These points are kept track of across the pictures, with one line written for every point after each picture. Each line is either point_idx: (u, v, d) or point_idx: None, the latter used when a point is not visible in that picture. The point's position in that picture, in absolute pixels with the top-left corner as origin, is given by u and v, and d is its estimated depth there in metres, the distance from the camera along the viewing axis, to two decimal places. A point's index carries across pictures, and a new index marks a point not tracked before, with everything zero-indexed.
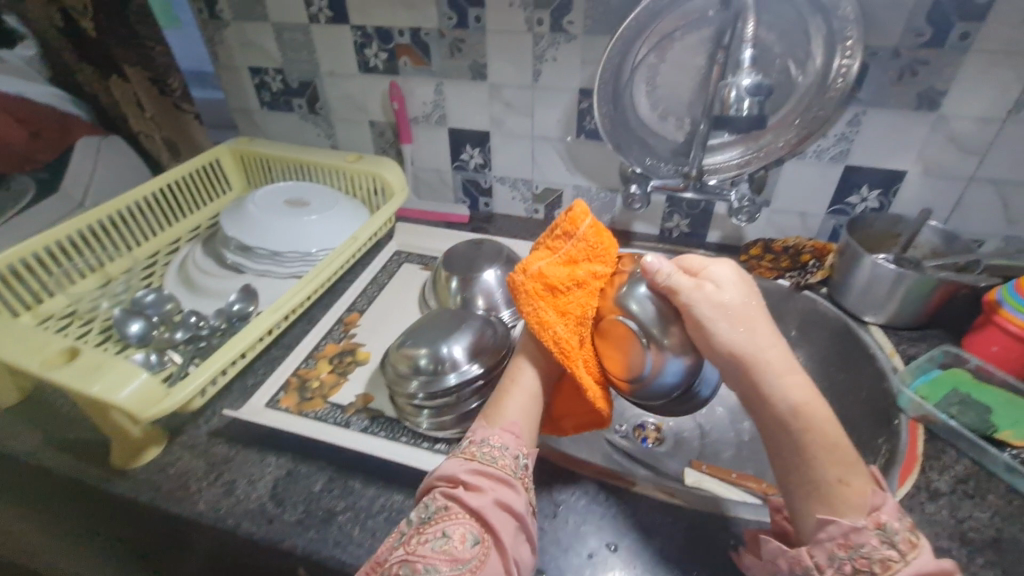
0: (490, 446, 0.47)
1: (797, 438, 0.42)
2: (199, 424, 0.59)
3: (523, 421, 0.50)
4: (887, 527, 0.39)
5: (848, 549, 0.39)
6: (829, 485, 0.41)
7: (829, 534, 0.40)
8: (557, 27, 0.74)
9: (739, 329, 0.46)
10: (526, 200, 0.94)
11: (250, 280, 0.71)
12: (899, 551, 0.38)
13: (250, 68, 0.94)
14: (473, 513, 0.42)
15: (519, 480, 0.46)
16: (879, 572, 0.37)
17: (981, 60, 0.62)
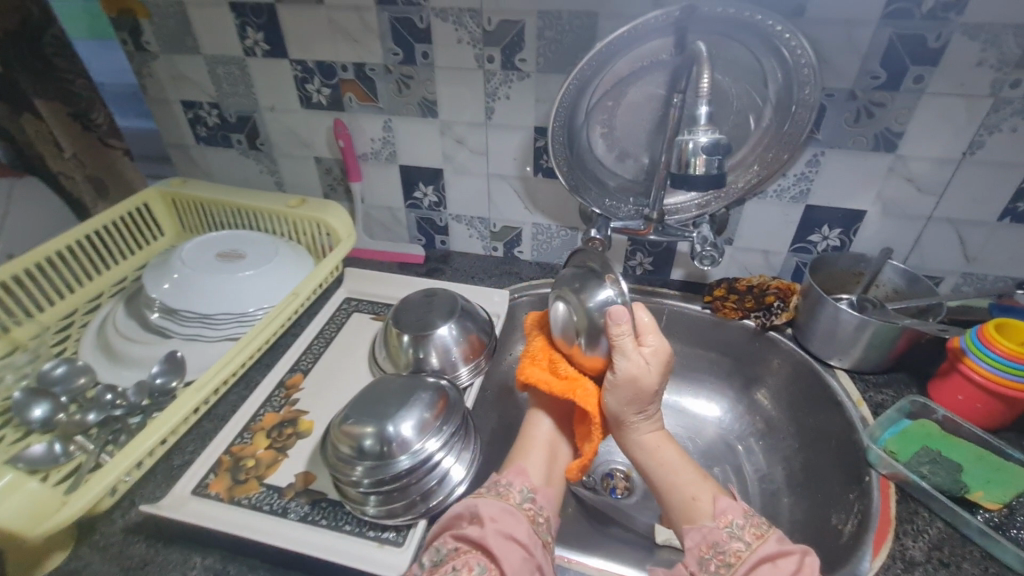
0: (495, 485, 0.52)
1: (663, 473, 0.56)
2: (115, 519, 0.53)
3: (532, 466, 0.56)
4: (733, 524, 0.48)
5: (710, 548, 0.47)
6: (688, 503, 0.52)
7: (695, 540, 0.49)
8: (509, 65, 0.70)
9: (626, 391, 0.56)
10: (484, 237, 0.90)
11: (178, 346, 0.65)
12: (745, 542, 0.46)
13: (183, 102, 0.87)
14: (487, 549, 0.45)
15: (525, 510, 0.50)
16: (733, 564, 0.45)
17: (935, 103, 0.61)
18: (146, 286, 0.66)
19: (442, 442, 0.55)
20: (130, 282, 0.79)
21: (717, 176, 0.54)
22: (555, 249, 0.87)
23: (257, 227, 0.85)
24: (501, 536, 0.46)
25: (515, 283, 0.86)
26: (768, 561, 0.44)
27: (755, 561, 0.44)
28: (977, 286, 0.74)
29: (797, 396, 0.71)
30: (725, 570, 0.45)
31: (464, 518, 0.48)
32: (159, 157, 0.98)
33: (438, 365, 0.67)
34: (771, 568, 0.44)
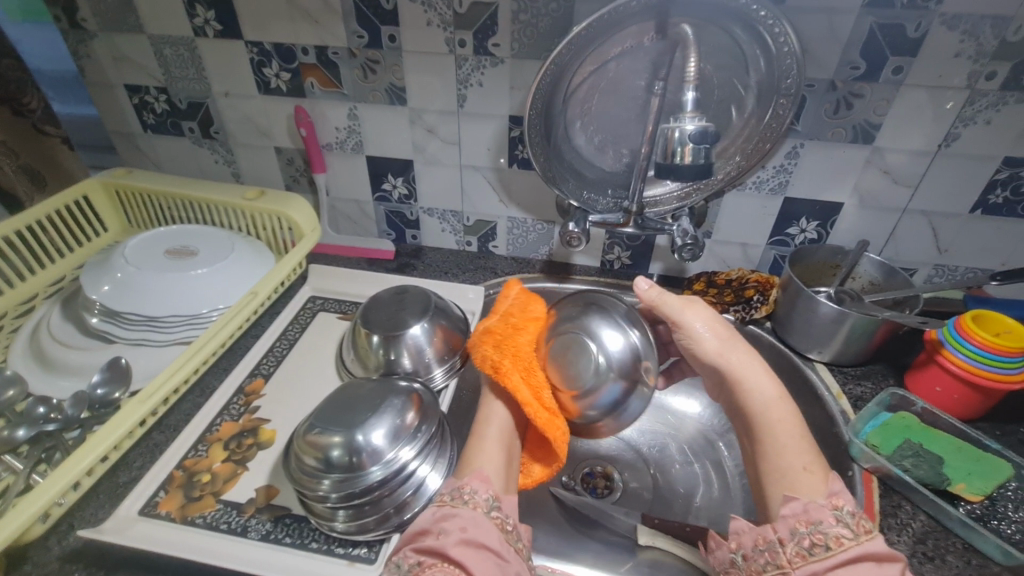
0: (460, 490, 0.48)
1: (767, 432, 0.50)
2: (49, 547, 0.47)
3: (489, 467, 0.50)
4: (844, 508, 0.43)
5: (808, 525, 0.43)
6: (796, 472, 0.47)
7: (792, 510, 0.44)
8: (482, 50, 0.67)
9: (720, 343, 0.56)
10: (456, 232, 0.86)
11: (123, 352, 0.60)
12: (851, 531, 0.41)
13: (127, 86, 0.80)
14: (451, 560, 0.41)
15: (494, 520, 0.46)
16: (833, 547, 0.41)
17: (912, 94, 0.61)
18: (83, 286, 0.61)
19: (416, 450, 0.51)
20: (69, 282, 0.72)
21: (705, 167, 0.51)
22: (531, 243, 0.85)
23: (212, 221, 0.79)
24: (465, 545, 0.43)
25: (490, 279, 0.83)
26: (874, 559, 0.39)
27: (858, 556, 0.40)
28: (949, 278, 0.74)
29: None
30: (821, 551, 0.41)
31: (426, 529, 0.45)
32: (102, 145, 0.90)
33: (411, 367, 0.63)
34: (873, 565, 0.39)
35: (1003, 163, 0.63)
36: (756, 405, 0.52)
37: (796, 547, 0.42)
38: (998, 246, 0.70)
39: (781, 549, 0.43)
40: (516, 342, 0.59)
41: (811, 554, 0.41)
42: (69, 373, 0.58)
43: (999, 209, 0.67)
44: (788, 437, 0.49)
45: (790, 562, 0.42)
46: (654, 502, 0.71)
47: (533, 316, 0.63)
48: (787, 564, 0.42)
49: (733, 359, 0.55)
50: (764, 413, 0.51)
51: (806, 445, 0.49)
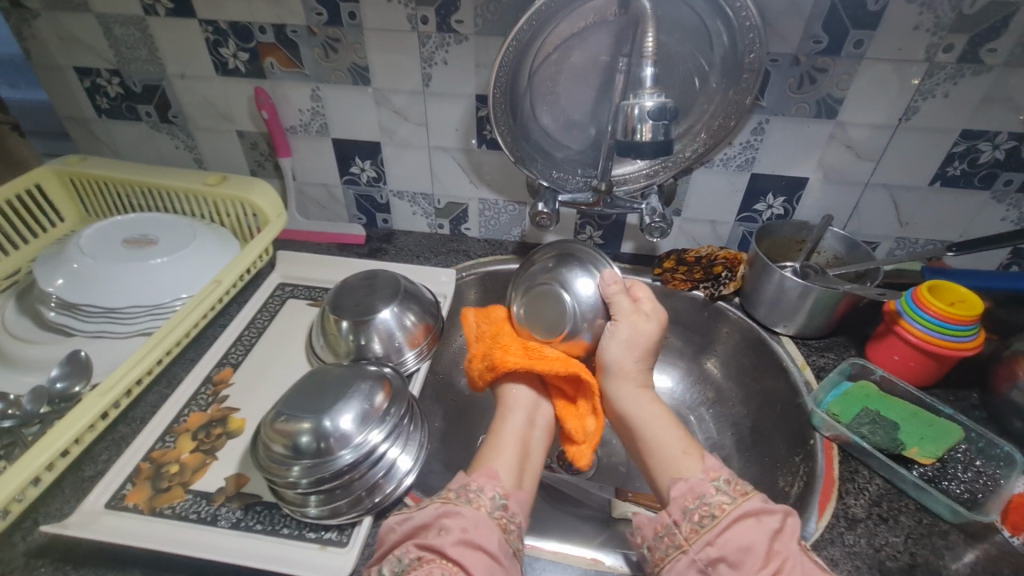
0: (467, 489, 0.48)
1: (644, 429, 0.55)
2: (13, 543, 0.46)
3: (503, 468, 0.52)
4: (720, 478, 0.47)
5: (695, 501, 0.46)
6: (677, 458, 0.51)
7: (681, 490, 0.48)
8: (445, 27, 0.65)
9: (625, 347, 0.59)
10: (428, 215, 0.85)
11: (82, 346, 0.59)
12: (730, 496, 0.45)
13: (77, 69, 0.77)
14: (451, 559, 0.42)
15: (496, 520, 0.46)
16: (717, 514, 0.44)
17: (873, 69, 0.61)
18: (37, 280, 0.59)
19: (385, 433, 0.51)
20: (24, 276, 0.69)
21: (664, 144, 0.52)
22: (504, 225, 0.84)
23: (174, 209, 0.77)
24: (464, 545, 0.43)
25: (463, 262, 0.82)
26: (751, 516, 0.44)
27: (738, 516, 0.44)
28: (910, 250, 0.76)
29: (747, 365, 0.72)
30: (708, 521, 0.44)
31: (427, 524, 0.45)
32: (55, 132, 0.87)
33: (382, 351, 0.63)
34: (756, 523, 0.43)
35: (960, 136, 0.65)
36: (633, 407, 0.58)
37: (689, 524, 0.45)
38: (956, 217, 0.72)
39: (677, 530, 0.45)
40: (497, 336, 0.63)
41: (702, 526, 0.44)
42: (29, 368, 0.57)
43: (957, 181, 0.68)
44: (667, 431, 0.54)
45: (686, 540, 0.44)
46: (629, 476, 0.73)
47: (499, 317, 0.66)
48: (684, 543, 0.44)
49: (626, 360, 0.59)
50: (639, 410, 0.57)
51: (682, 434, 0.54)
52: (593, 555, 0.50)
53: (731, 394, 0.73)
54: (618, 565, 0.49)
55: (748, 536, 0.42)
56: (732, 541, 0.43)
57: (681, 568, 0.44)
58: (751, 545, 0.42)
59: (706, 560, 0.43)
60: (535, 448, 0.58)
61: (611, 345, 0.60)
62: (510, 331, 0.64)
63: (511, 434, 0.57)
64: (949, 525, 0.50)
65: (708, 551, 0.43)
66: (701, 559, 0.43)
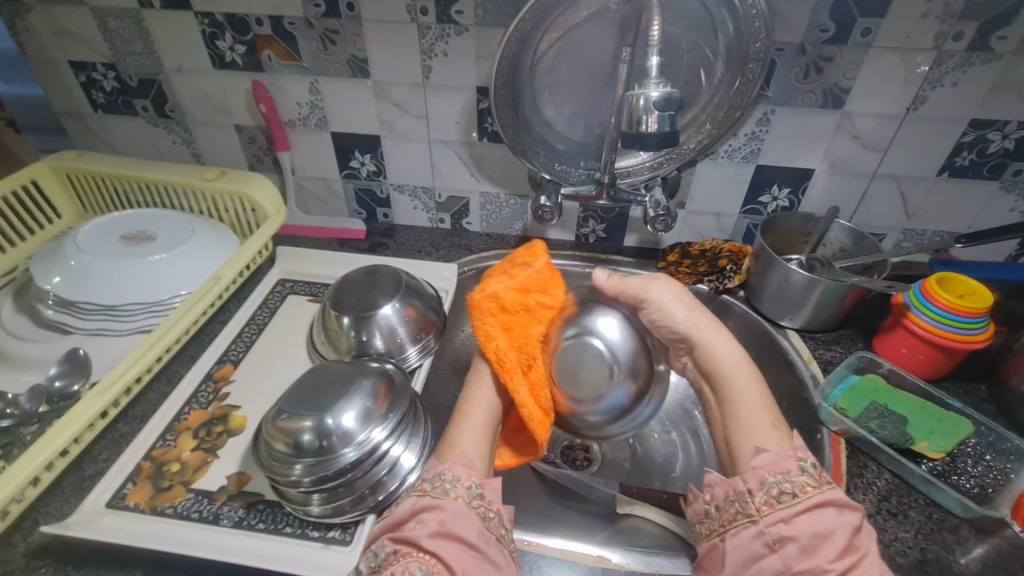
0: (443, 480, 0.47)
1: (735, 394, 0.54)
2: (13, 543, 0.46)
3: (475, 454, 0.50)
4: (808, 460, 0.47)
5: (776, 475, 0.46)
6: (764, 429, 0.50)
7: (762, 462, 0.47)
8: (445, 17, 0.64)
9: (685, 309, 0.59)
10: (429, 209, 0.84)
11: (81, 344, 0.58)
12: (815, 481, 0.45)
13: (73, 63, 0.75)
14: (427, 551, 0.41)
15: (475, 510, 0.45)
16: (799, 494, 0.44)
17: (881, 57, 0.60)
18: (34, 277, 0.58)
19: (388, 430, 0.51)
20: (22, 273, 0.69)
21: (670, 135, 0.51)
22: (505, 218, 0.83)
23: (172, 204, 0.76)
24: (441, 538, 0.42)
25: (465, 256, 0.81)
26: (833, 506, 0.43)
27: (821, 503, 0.43)
28: (917, 242, 0.75)
29: (752, 359, 0.71)
30: (789, 498, 0.44)
31: (404, 520, 0.44)
32: (51, 128, 0.86)
33: (383, 348, 0.62)
34: (835, 512, 0.43)
35: (969, 126, 0.64)
36: (723, 370, 0.56)
37: (763, 497, 0.45)
38: (964, 208, 0.71)
39: (749, 500, 0.46)
40: (524, 332, 0.58)
41: (779, 502, 0.44)
42: (27, 367, 0.56)
43: (965, 171, 0.67)
44: (754, 397, 0.53)
45: (758, 511, 0.45)
46: (633, 472, 0.72)
47: (548, 300, 0.60)
48: (756, 513, 0.45)
49: (696, 319, 0.59)
50: (729, 374, 0.56)
51: (769, 403, 0.53)
52: (599, 552, 0.50)
53: None
54: (626, 563, 0.49)
55: (827, 523, 0.42)
56: (808, 526, 0.42)
57: (744, 536, 0.44)
58: (827, 532, 0.42)
59: (776, 535, 0.43)
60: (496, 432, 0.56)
61: (680, 313, 0.59)
62: (537, 327, 0.59)
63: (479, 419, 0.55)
64: (959, 520, 0.50)
65: (779, 528, 0.43)
66: (769, 534, 0.43)
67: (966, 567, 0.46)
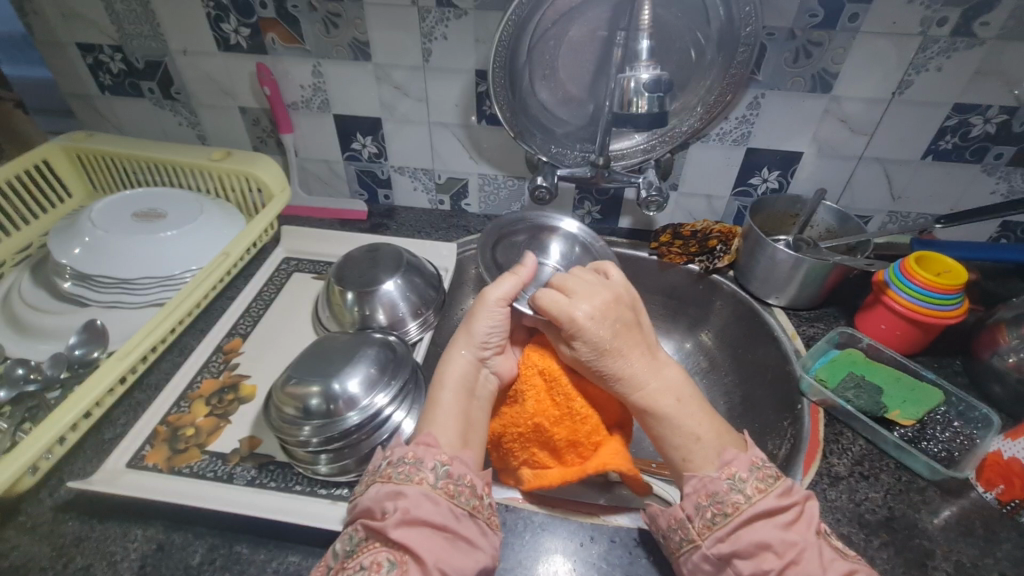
0: (408, 463, 0.44)
1: (652, 426, 0.52)
2: (41, 498, 0.49)
3: (440, 432, 0.47)
4: (736, 475, 0.46)
5: (708, 498, 0.45)
6: (682, 459, 0.50)
7: (693, 487, 0.47)
8: (445, 2, 0.66)
9: (589, 344, 0.52)
10: (429, 190, 0.87)
11: (98, 314, 0.61)
12: (746, 495, 0.44)
13: (80, 45, 0.77)
14: (395, 542, 0.39)
15: (441, 491, 0.43)
16: (732, 513, 0.44)
17: (868, 43, 0.62)
18: (52, 252, 0.61)
19: (390, 397, 0.53)
20: (37, 250, 0.71)
21: (660, 116, 0.53)
22: (503, 200, 0.85)
23: (180, 184, 0.79)
24: (408, 527, 0.40)
25: (464, 237, 0.84)
26: (765, 515, 0.43)
27: (752, 516, 0.43)
28: (901, 224, 0.78)
29: (739, 336, 0.74)
30: (722, 519, 0.44)
31: (373, 508, 0.42)
32: (60, 110, 0.87)
33: (386, 322, 0.65)
34: (766, 523, 0.43)
35: (952, 110, 0.66)
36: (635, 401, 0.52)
37: (701, 521, 0.45)
38: (948, 191, 0.73)
39: (690, 525, 0.45)
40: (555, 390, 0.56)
41: (715, 523, 0.44)
42: (47, 337, 0.59)
43: (948, 154, 0.70)
44: (677, 430, 0.50)
45: (699, 534, 0.44)
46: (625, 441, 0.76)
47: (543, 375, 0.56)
48: (698, 537, 0.44)
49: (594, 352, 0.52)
50: (641, 404, 0.52)
51: (694, 430, 0.50)
52: (590, 511, 0.53)
53: (724, 364, 0.76)
54: (614, 521, 0.52)
55: (763, 534, 0.43)
56: (748, 538, 0.43)
57: (694, 560, 0.44)
58: (765, 542, 0.42)
59: (719, 555, 0.43)
60: (479, 390, 0.53)
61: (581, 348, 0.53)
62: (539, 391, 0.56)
63: (453, 378, 0.52)
64: (927, 482, 0.53)
65: (720, 547, 0.43)
66: (714, 554, 0.43)
67: (932, 525, 0.50)
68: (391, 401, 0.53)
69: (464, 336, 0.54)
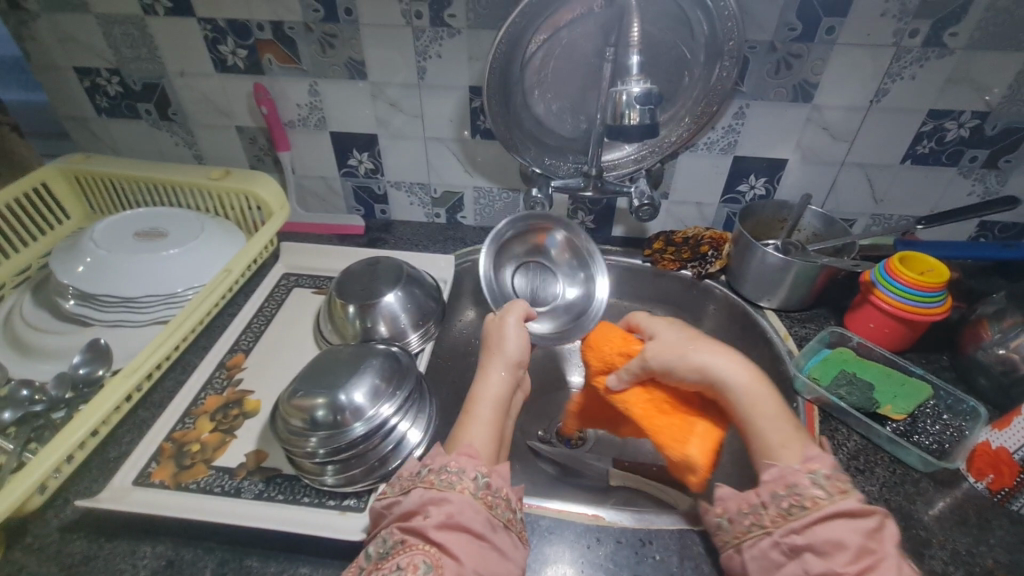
0: (450, 471, 0.44)
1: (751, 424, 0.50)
2: (47, 519, 0.49)
3: (479, 444, 0.49)
4: (818, 471, 0.44)
5: (787, 488, 0.44)
6: (777, 445, 0.48)
7: (772, 475, 0.46)
8: (438, 22, 0.68)
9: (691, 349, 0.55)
10: (425, 204, 0.88)
11: (100, 333, 0.62)
12: (827, 492, 0.43)
13: (78, 69, 0.78)
14: (433, 543, 0.40)
15: (481, 500, 0.43)
16: (811, 507, 0.43)
17: (844, 54, 0.65)
18: (54, 272, 0.62)
19: (396, 406, 0.54)
20: (36, 271, 0.71)
21: (651, 127, 0.55)
22: (499, 212, 0.87)
23: (178, 204, 0.79)
24: (448, 530, 0.41)
25: (461, 249, 0.85)
26: (844, 513, 0.42)
27: (832, 513, 0.42)
28: (884, 226, 0.81)
29: (733, 338, 0.76)
30: (800, 511, 0.43)
31: (413, 510, 0.42)
32: (56, 133, 0.88)
33: (387, 333, 0.66)
34: (847, 520, 0.41)
35: (928, 115, 0.69)
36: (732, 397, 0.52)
37: (776, 509, 0.44)
38: (928, 193, 0.76)
39: (764, 511, 0.44)
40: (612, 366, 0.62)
41: (790, 514, 0.43)
42: (49, 357, 0.59)
43: (926, 158, 0.72)
44: (770, 420, 0.50)
45: (773, 522, 0.43)
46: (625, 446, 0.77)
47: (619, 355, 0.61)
48: (771, 525, 0.43)
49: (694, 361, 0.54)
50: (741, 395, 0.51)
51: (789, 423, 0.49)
52: (594, 512, 0.53)
53: None
54: (618, 521, 0.52)
55: (839, 532, 0.41)
56: (822, 533, 0.41)
57: (762, 547, 0.43)
58: (840, 540, 0.40)
59: (791, 545, 0.42)
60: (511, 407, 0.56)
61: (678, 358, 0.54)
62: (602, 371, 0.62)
63: (494, 394, 0.54)
64: (920, 474, 0.54)
65: (794, 538, 0.42)
66: (786, 542, 0.42)
67: (928, 515, 0.51)
68: (396, 411, 0.54)
69: (499, 356, 0.57)
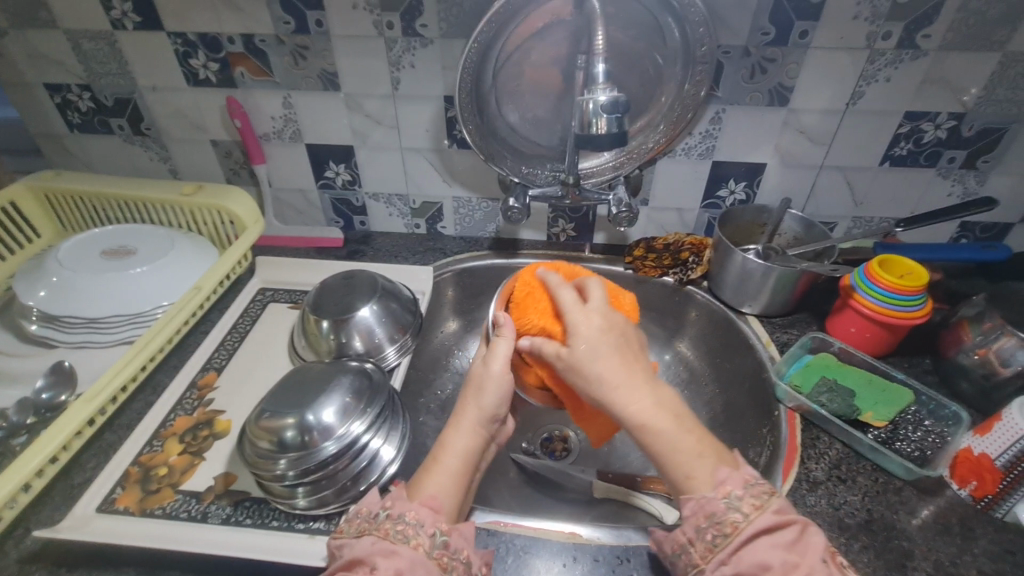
0: (406, 523, 0.43)
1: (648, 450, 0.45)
2: (6, 550, 0.47)
3: (445, 500, 0.46)
4: (731, 493, 0.42)
5: (706, 518, 0.42)
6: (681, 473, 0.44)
7: (691, 508, 0.43)
8: (410, 32, 0.68)
9: (608, 368, 0.46)
10: (404, 215, 0.87)
11: (67, 355, 0.60)
12: (743, 512, 0.41)
13: (48, 85, 0.77)
14: None
15: (436, 560, 0.41)
16: (729, 534, 0.41)
17: (819, 57, 0.65)
18: (18, 293, 0.60)
19: (367, 424, 0.53)
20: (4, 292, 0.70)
21: (621, 135, 0.54)
22: (478, 221, 0.86)
23: (151, 220, 0.78)
24: None
25: (440, 260, 0.84)
26: (764, 531, 0.40)
27: (750, 535, 0.40)
28: (866, 228, 0.80)
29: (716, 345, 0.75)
30: (721, 540, 0.40)
31: (361, 560, 0.41)
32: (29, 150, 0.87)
33: (363, 348, 0.65)
34: (767, 540, 0.39)
35: (904, 117, 0.68)
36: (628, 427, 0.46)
37: (702, 542, 0.41)
38: (908, 195, 0.76)
39: (692, 548, 0.42)
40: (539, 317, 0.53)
41: (716, 546, 0.41)
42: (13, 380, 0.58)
43: (904, 160, 0.72)
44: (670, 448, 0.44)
45: (702, 558, 0.41)
46: (609, 456, 0.75)
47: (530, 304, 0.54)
48: (701, 561, 0.41)
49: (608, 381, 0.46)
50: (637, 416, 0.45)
51: (692, 444, 0.45)
52: (571, 529, 0.52)
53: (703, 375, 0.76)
54: (595, 538, 0.51)
55: (762, 556, 0.39)
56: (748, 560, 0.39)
57: None
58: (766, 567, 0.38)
59: None
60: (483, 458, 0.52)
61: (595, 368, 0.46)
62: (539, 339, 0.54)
63: (466, 446, 0.49)
64: (902, 483, 0.53)
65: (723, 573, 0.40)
66: None
67: (910, 525, 0.50)
68: (368, 429, 0.52)
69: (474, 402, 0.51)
